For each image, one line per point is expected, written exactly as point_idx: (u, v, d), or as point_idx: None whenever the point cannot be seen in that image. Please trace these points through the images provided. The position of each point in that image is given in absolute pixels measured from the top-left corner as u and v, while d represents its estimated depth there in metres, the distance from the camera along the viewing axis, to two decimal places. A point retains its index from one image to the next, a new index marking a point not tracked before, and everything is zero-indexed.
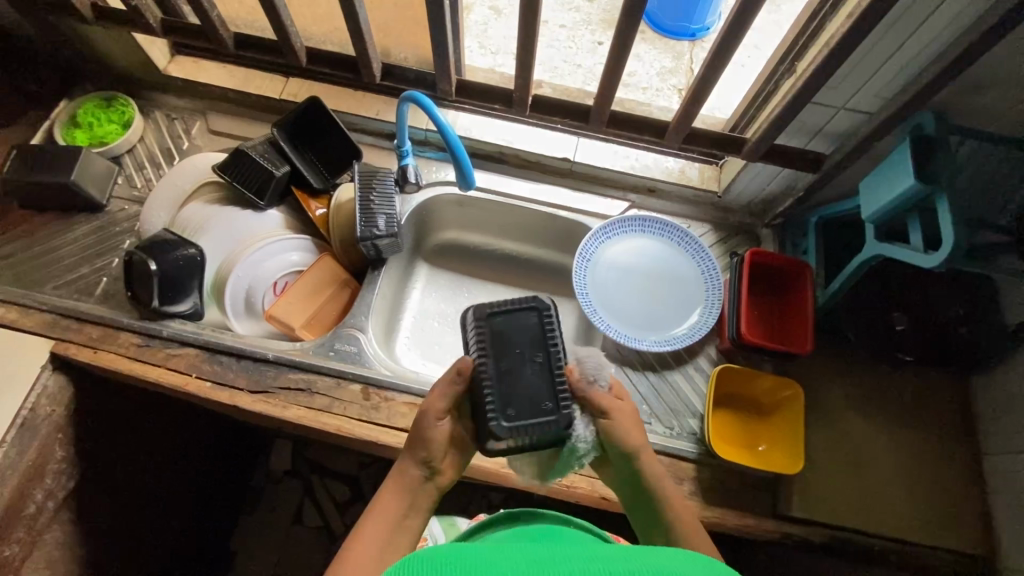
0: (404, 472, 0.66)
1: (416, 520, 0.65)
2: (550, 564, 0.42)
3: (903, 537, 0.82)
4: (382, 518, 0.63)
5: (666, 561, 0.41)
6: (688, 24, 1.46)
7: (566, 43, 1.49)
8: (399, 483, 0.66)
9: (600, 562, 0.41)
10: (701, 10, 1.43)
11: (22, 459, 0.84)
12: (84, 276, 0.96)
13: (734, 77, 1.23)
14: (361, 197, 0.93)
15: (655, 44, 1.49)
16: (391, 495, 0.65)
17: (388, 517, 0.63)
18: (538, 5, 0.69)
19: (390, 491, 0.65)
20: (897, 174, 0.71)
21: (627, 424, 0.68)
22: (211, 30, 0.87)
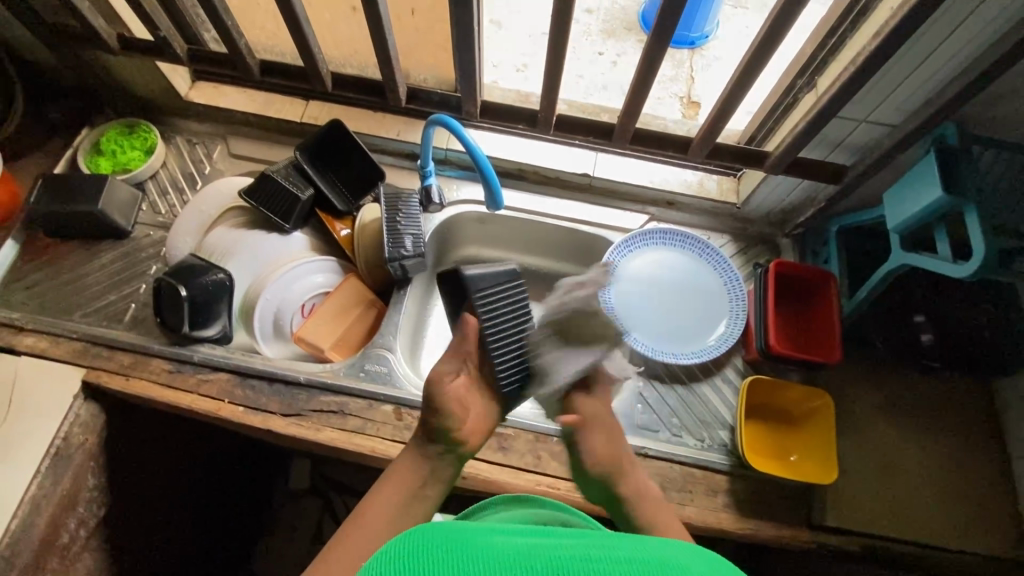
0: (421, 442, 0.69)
1: (437, 488, 0.67)
2: (555, 548, 0.43)
3: (938, 543, 0.83)
4: (394, 488, 0.65)
5: (668, 552, 0.43)
6: (687, 33, 1.48)
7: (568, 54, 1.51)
8: (414, 453, 0.68)
9: (605, 548, 0.43)
10: (698, 18, 1.45)
11: (58, 489, 0.84)
12: (112, 302, 0.97)
13: None
14: (388, 218, 0.95)
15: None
16: (406, 464, 0.67)
17: (403, 487, 0.65)
18: (567, 29, 0.71)
19: (404, 462, 0.68)
20: (924, 185, 0.72)
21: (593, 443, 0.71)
22: (239, 59, 0.90)
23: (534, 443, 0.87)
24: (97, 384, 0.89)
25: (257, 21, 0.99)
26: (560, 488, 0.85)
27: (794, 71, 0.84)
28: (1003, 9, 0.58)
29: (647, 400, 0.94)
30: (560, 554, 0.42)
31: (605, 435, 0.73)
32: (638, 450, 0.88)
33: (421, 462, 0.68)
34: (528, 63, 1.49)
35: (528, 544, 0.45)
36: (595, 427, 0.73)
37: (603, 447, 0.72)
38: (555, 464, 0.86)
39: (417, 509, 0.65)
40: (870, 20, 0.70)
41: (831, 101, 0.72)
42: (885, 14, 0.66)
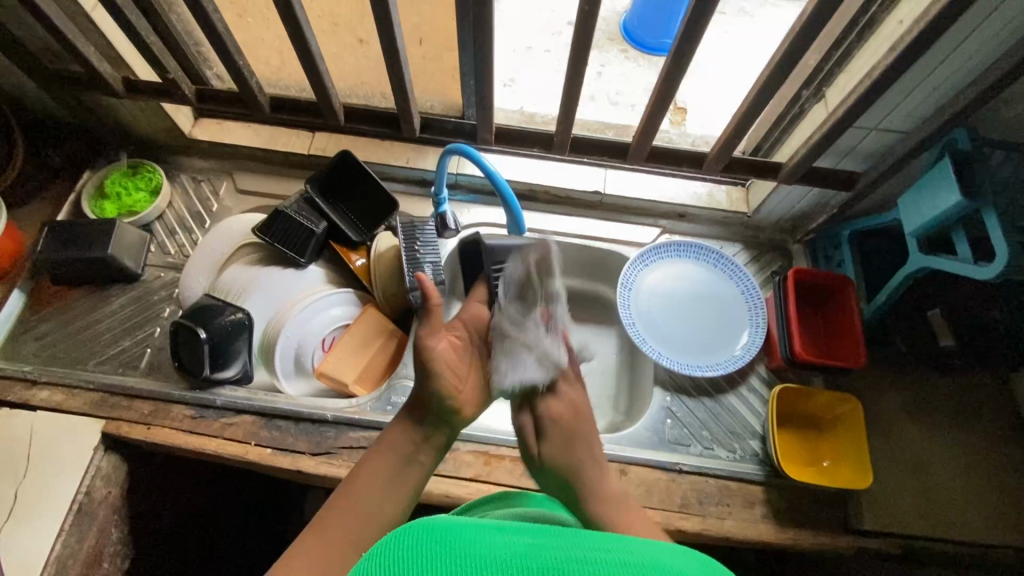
0: (414, 409, 0.68)
1: (428, 458, 0.65)
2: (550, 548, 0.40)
3: (975, 540, 0.84)
4: (385, 458, 0.63)
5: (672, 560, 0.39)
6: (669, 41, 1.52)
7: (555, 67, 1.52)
8: (405, 426, 0.66)
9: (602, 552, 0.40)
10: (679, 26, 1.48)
11: (83, 546, 0.81)
12: (127, 349, 0.95)
13: None
14: (406, 248, 0.94)
15: (638, 62, 1.54)
16: (397, 435, 0.66)
17: (392, 458, 0.64)
18: (586, 55, 0.72)
19: (393, 437, 0.66)
20: (943, 189, 0.73)
21: (561, 437, 0.70)
22: (250, 97, 0.89)
23: None
24: (118, 435, 0.87)
25: (262, 56, 0.98)
26: None
27: (801, 83, 0.85)
28: (1014, 21, 0.60)
29: (675, 414, 0.94)
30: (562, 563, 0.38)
31: (562, 433, 0.70)
32: (672, 466, 0.88)
33: (410, 432, 0.66)
34: (517, 78, 1.49)
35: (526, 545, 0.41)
36: (549, 428, 0.70)
37: (554, 443, 0.69)
38: None
39: (407, 481, 0.62)
40: (877, 34, 0.72)
41: (844, 114, 0.74)
42: (894, 29, 0.69)
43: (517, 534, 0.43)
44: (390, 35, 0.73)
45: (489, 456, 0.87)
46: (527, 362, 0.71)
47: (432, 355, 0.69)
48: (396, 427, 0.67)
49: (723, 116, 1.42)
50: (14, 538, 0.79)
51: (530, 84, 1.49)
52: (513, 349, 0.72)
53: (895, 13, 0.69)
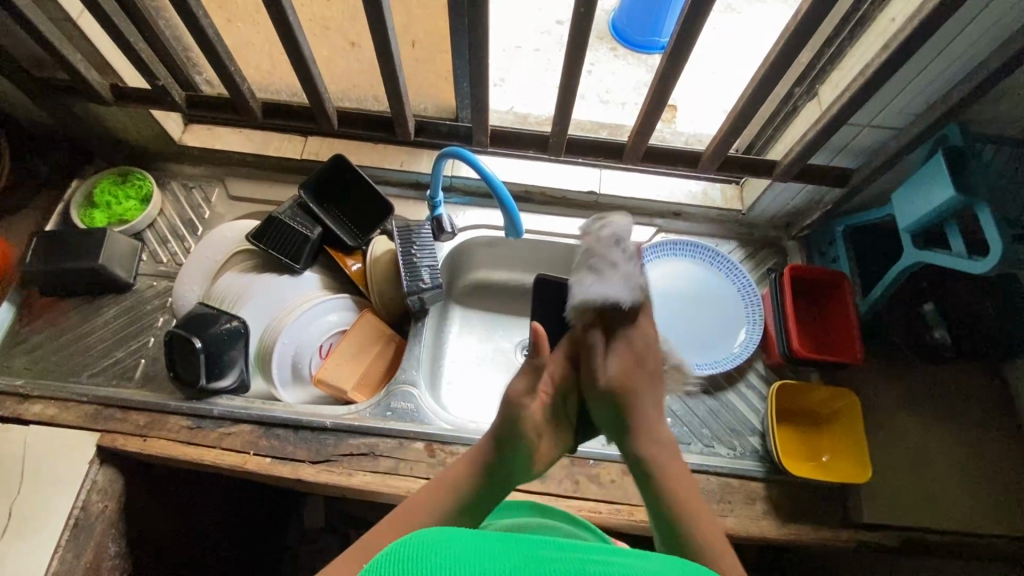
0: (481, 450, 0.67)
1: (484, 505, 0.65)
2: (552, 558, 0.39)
3: (972, 530, 0.85)
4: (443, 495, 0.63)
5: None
6: (656, 39, 1.52)
7: (545, 65, 1.52)
8: (471, 465, 0.66)
9: (604, 561, 0.39)
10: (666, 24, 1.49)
11: (81, 561, 0.80)
12: (120, 360, 0.93)
13: None
14: (403, 252, 0.94)
15: (627, 61, 1.54)
16: (460, 477, 0.65)
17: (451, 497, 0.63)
18: (581, 56, 0.72)
19: (457, 474, 0.65)
20: (936, 184, 0.74)
21: (626, 363, 0.68)
22: (242, 103, 0.88)
23: (570, 468, 0.86)
24: (113, 447, 0.85)
25: (254, 60, 0.97)
26: (601, 510, 0.84)
27: (793, 81, 0.86)
28: (1004, 17, 0.61)
29: (675, 412, 0.94)
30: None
31: (630, 357, 0.69)
32: None
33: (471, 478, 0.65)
34: (507, 77, 1.49)
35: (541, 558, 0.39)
36: (621, 349, 0.69)
37: (621, 365, 0.68)
38: (594, 487, 0.86)
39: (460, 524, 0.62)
40: (868, 33, 0.73)
41: (838, 111, 0.74)
42: (886, 27, 0.69)
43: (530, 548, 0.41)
44: (383, 38, 0.73)
45: None
46: (616, 285, 0.67)
47: (525, 411, 0.66)
48: (464, 466, 0.66)
49: (714, 112, 1.42)
50: (9, 556, 0.77)
51: (520, 83, 1.48)
52: (604, 263, 0.68)
53: (887, 10, 0.70)
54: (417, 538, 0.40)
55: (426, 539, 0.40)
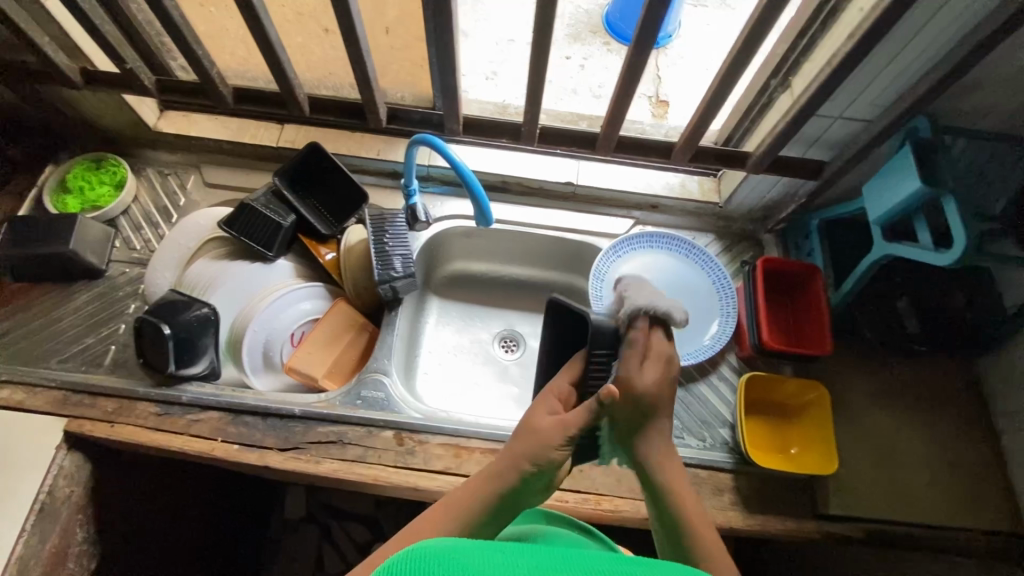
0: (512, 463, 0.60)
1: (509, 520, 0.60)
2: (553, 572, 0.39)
3: (936, 522, 0.85)
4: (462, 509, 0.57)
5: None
6: None
7: None
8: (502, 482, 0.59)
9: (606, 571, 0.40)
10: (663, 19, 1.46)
11: (46, 546, 0.80)
12: (91, 346, 0.93)
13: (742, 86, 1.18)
14: (375, 241, 0.93)
15: (620, 56, 1.53)
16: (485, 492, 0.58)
17: (470, 513, 0.57)
18: (549, 43, 0.71)
19: (485, 487, 0.59)
20: (902, 177, 0.75)
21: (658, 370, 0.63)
22: (212, 89, 0.88)
23: None
24: (81, 433, 0.85)
25: (228, 46, 0.96)
26: (568, 500, 0.85)
27: (768, 72, 0.85)
28: (965, 7, 0.60)
29: None
30: None
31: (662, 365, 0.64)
32: None
33: (484, 499, 0.57)
34: (499, 71, 1.48)
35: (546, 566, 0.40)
36: (654, 355, 0.64)
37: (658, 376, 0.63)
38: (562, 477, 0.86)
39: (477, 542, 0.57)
40: (836, 23, 0.73)
41: (807, 102, 0.74)
42: (854, 16, 0.69)
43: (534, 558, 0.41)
44: (350, 25, 0.72)
45: (459, 448, 0.86)
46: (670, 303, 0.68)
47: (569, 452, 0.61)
48: (490, 483, 0.59)
49: None
50: None
51: (511, 77, 1.47)
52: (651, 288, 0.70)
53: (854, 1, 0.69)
54: (422, 550, 0.40)
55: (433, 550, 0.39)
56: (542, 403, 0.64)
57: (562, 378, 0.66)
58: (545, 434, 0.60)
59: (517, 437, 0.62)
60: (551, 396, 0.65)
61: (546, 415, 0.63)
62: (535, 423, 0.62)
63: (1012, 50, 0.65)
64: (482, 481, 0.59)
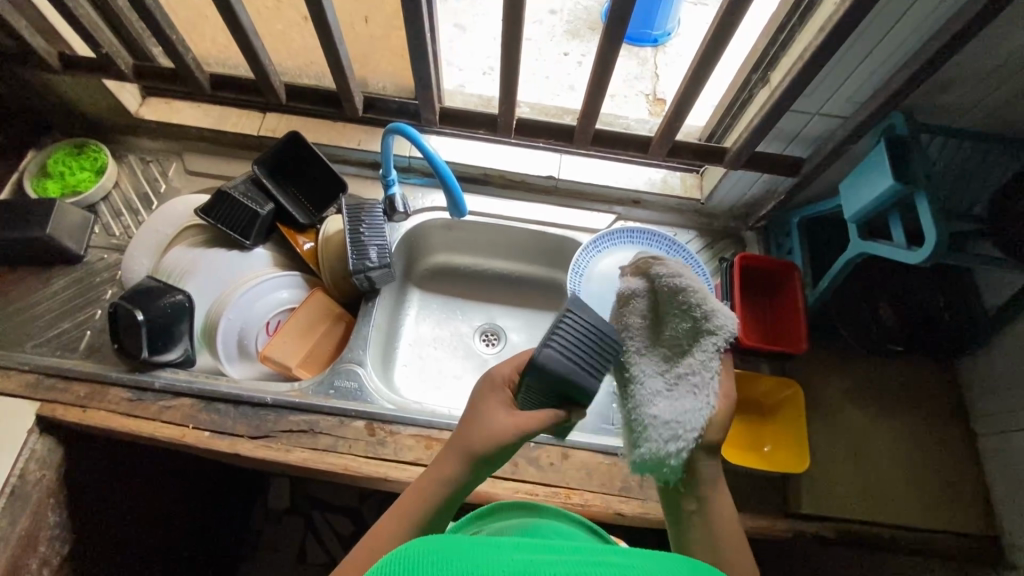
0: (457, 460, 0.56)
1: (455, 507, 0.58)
2: (548, 560, 0.37)
3: (909, 523, 0.85)
4: (410, 510, 0.55)
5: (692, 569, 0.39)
6: (648, 31, 1.47)
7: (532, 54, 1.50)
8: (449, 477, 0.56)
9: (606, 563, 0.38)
10: (658, 16, 1.44)
11: (15, 529, 0.80)
12: (66, 331, 0.93)
13: (720, 83, 1.20)
14: (351, 231, 0.93)
15: None
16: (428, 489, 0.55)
17: (419, 514, 0.55)
18: (522, 32, 0.71)
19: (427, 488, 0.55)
20: (877, 174, 0.74)
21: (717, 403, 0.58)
22: (187, 75, 0.87)
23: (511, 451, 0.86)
24: (52, 418, 0.85)
25: (207, 33, 0.96)
26: (539, 493, 0.84)
27: (747, 67, 0.85)
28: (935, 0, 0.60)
29: None
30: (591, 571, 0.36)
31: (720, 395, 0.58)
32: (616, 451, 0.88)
33: (430, 503, 0.55)
34: (493, 65, 1.48)
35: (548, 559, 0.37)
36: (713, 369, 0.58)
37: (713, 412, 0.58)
38: (534, 471, 0.86)
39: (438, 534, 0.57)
40: (811, 17, 0.72)
41: (781, 97, 0.74)
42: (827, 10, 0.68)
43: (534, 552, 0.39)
44: (321, 13, 0.72)
45: (431, 440, 0.86)
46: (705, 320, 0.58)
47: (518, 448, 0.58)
48: (436, 480, 0.56)
49: None
50: None
51: None
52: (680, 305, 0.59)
53: None
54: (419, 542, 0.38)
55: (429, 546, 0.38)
56: (490, 393, 0.59)
57: (508, 363, 0.61)
58: (494, 435, 0.55)
59: (464, 429, 0.57)
60: (494, 385, 0.59)
61: (496, 402, 0.58)
62: (486, 417, 0.57)
63: (983, 47, 0.64)
64: (435, 477, 0.56)
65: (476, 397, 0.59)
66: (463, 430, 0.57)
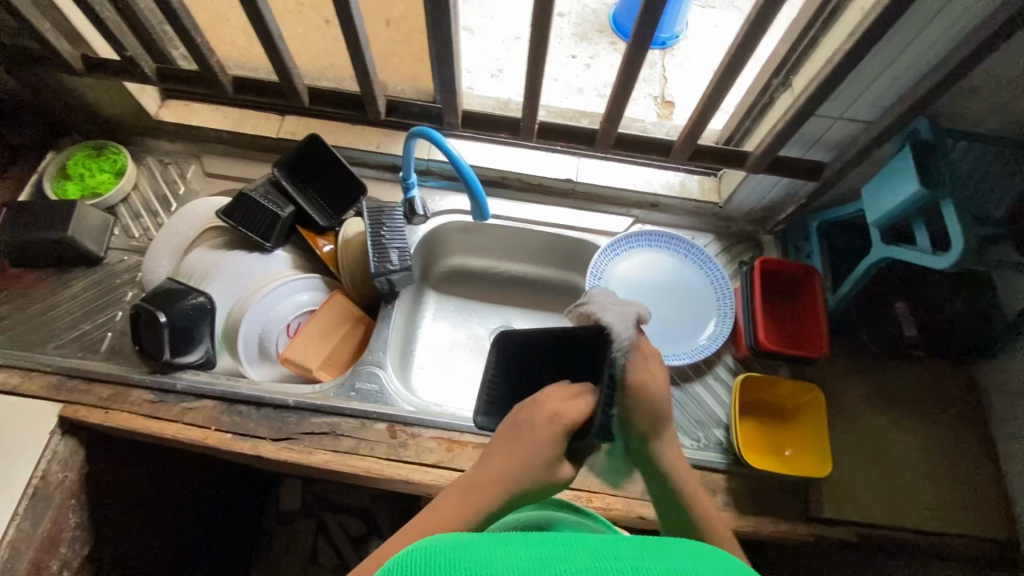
0: (501, 488, 0.54)
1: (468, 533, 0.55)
2: (557, 554, 0.37)
3: (930, 528, 0.84)
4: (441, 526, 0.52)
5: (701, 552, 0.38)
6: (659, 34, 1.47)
7: None
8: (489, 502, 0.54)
9: (615, 555, 0.37)
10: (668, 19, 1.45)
11: (37, 531, 0.80)
12: (88, 333, 0.93)
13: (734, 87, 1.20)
14: (372, 233, 0.93)
15: None
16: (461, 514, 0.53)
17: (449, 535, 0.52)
18: (548, 36, 0.71)
19: (462, 510, 0.53)
20: (903, 177, 0.74)
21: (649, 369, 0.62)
22: (211, 77, 0.88)
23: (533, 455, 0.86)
24: (75, 419, 0.86)
25: (228, 36, 0.96)
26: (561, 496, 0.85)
27: (769, 71, 0.85)
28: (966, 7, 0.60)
29: None
30: (597, 565, 0.35)
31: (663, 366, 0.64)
32: None
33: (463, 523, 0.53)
34: (503, 67, 1.48)
35: (554, 552, 0.37)
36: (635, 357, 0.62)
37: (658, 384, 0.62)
38: None
39: None
40: (837, 22, 0.72)
41: (806, 101, 0.74)
42: (855, 15, 0.68)
43: (542, 546, 0.38)
44: (349, 16, 0.72)
45: (452, 443, 0.86)
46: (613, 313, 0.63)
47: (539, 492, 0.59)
48: (473, 505, 0.53)
49: None
50: None
51: (517, 74, 1.47)
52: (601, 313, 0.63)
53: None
54: (420, 545, 0.38)
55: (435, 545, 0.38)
56: (550, 433, 0.56)
57: (572, 406, 0.58)
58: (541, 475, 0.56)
59: (513, 464, 0.55)
60: (558, 428, 0.56)
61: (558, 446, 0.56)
62: (540, 461, 0.55)
63: (1010, 54, 0.64)
64: (472, 504, 0.53)
65: (532, 428, 0.57)
66: (512, 464, 0.55)
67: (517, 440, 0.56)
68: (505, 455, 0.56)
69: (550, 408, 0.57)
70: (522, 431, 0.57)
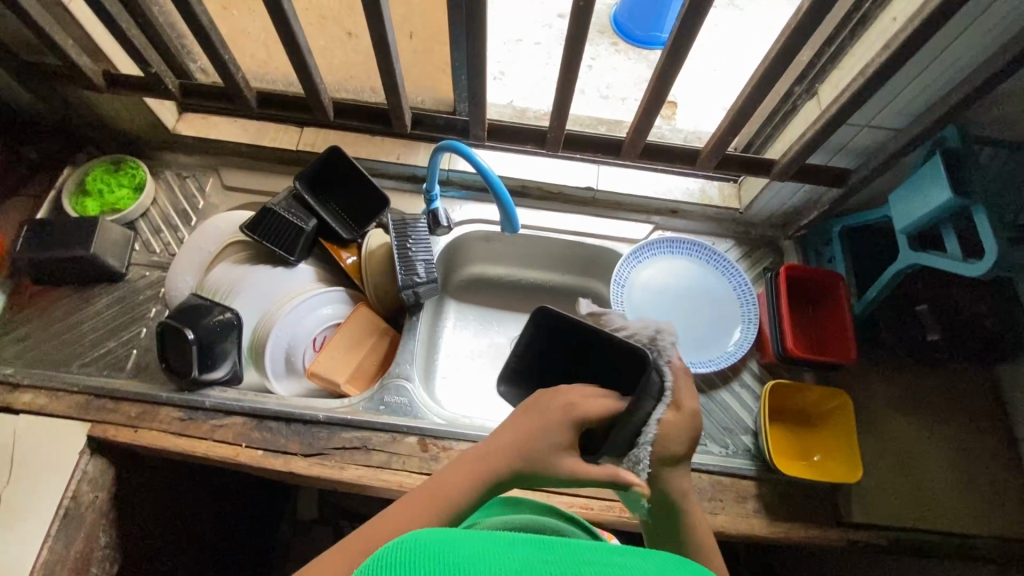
0: (504, 459, 0.56)
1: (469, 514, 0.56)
2: (547, 557, 0.36)
3: (960, 531, 0.85)
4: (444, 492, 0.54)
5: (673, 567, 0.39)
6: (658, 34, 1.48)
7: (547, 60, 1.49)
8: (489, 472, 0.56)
9: (603, 563, 0.37)
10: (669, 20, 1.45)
11: (70, 552, 0.80)
12: (112, 350, 0.93)
13: None
14: (398, 246, 0.93)
15: (627, 56, 1.50)
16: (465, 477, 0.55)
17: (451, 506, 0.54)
18: (580, 50, 0.71)
19: (466, 478, 0.55)
20: (932, 185, 0.74)
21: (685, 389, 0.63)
22: (236, 92, 0.88)
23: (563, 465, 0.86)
24: (104, 438, 0.85)
25: (248, 48, 0.96)
26: (593, 507, 0.84)
27: (793, 79, 0.85)
28: (1001, 21, 0.60)
29: None
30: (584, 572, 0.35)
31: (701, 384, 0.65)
32: None
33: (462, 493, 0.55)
34: (506, 70, 1.46)
35: (540, 556, 0.36)
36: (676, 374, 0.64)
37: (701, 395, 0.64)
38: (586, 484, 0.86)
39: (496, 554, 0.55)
40: (866, 33, 0.73)
41: (837, 111, 0.74)
42: (888, 26, 0.68)
43: (532, 547, 0.37)
44: (382, 33, 0.72)
45: None
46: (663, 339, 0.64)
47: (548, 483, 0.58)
48: (473, 474, 0.56)
49: (715, 110, 1.40)
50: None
51: (519, 77, 1.44)
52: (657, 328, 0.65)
53: (887, 11, 0.69)
54: (403, 538, 0.36)
55: (425, 538, 0.36)
56: (561, 423, 0.56)
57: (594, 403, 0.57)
58: (548, 458, 0.56)
59: (522, 442, 0.57)
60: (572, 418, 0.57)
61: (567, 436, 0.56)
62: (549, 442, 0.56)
63: None
64: (475, 472, 0.56)
65: (541, 413, 0.58)
66: (524, 439, 0.57)
67: (528, 417, 0.58)
68: (512, 431, 0.58)
69: (567, 396, 0.58)
70: (535, 410, 0.58)
